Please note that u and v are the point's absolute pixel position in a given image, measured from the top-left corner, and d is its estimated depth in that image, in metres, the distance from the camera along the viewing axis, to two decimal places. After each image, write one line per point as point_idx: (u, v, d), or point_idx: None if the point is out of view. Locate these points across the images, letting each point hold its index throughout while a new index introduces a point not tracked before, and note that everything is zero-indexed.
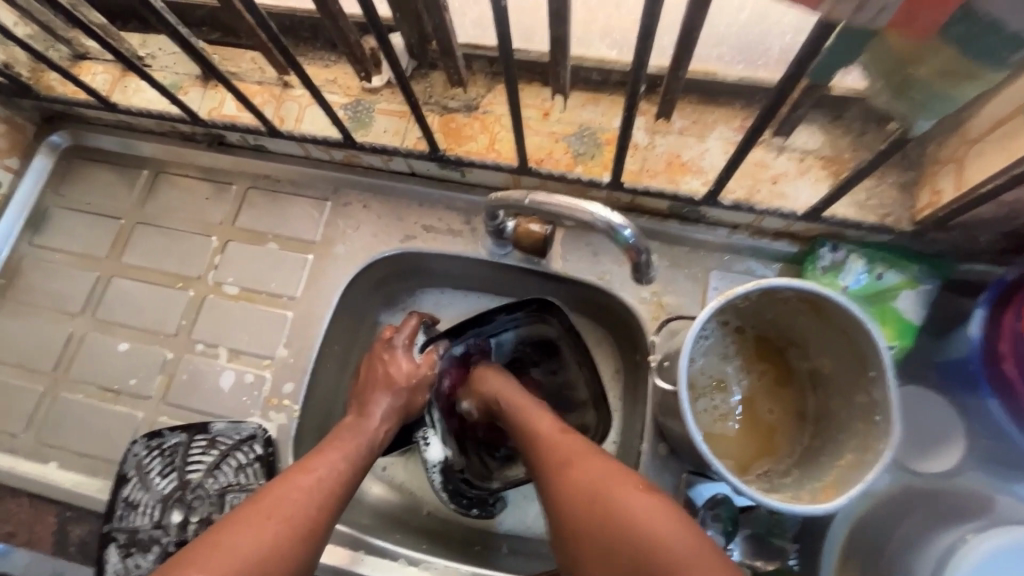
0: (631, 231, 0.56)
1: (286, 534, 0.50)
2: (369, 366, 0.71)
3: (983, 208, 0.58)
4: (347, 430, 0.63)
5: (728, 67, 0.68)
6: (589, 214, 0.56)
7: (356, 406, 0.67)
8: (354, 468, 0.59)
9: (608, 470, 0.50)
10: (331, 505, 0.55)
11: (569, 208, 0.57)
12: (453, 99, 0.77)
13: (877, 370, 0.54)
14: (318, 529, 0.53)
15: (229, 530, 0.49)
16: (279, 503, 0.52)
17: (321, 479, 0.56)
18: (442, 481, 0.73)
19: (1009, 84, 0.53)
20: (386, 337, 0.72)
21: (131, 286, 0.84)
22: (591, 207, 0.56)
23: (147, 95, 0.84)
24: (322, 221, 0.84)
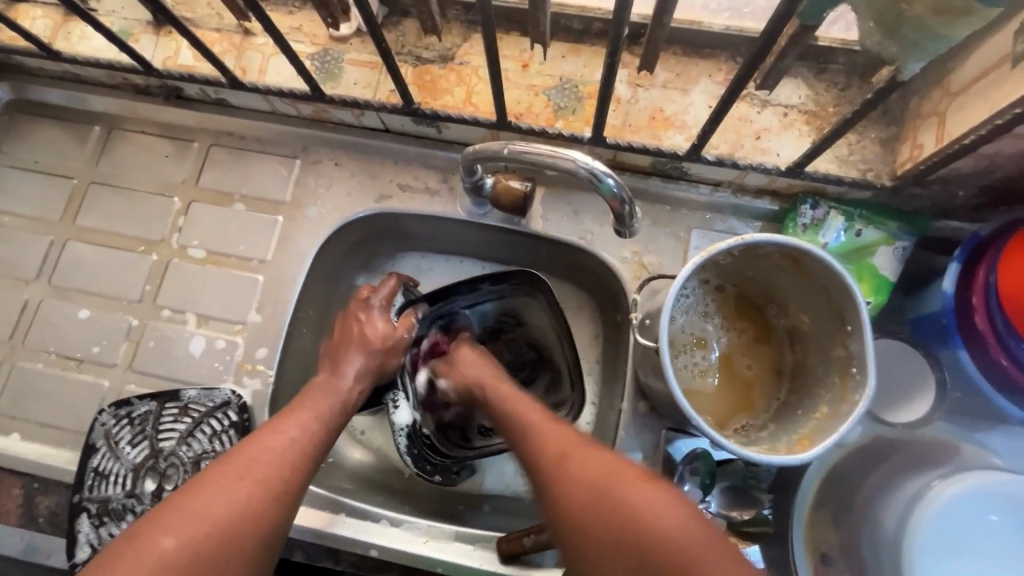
0: (615, 180, 0.55)
1: (260, 496, 0.49)
2: (341, 326, 0.69)
3: (962, 161, 0.57)
4: (319, 390, 0.62)
5: (713, 15, 0.66)
6: (572, 160, 0.54)
7: (329, 362, 0.66)
8: (327, 430, 0.58)
9: (612, 462, 0.47)
10: (304, 465, 0.54)
11: (550, 156, 0.55)
12: (427, 49, 0.73)
13: (854, 325, 0.55)
14: (295, 488, 0.52)
15: (198, 493, 0.47)
16: (252, 463, 0.50)
17: (293, 440, 0.54)
18: (408, 444, 0.73)
19: (995, 33, 0.52)
20: (359, 297, 0.71)
21: (90, 250, 0.80)
22: (573, 153, 0.54)
23: (93, 43, 0.78)
24: (292, 180, 0.80)
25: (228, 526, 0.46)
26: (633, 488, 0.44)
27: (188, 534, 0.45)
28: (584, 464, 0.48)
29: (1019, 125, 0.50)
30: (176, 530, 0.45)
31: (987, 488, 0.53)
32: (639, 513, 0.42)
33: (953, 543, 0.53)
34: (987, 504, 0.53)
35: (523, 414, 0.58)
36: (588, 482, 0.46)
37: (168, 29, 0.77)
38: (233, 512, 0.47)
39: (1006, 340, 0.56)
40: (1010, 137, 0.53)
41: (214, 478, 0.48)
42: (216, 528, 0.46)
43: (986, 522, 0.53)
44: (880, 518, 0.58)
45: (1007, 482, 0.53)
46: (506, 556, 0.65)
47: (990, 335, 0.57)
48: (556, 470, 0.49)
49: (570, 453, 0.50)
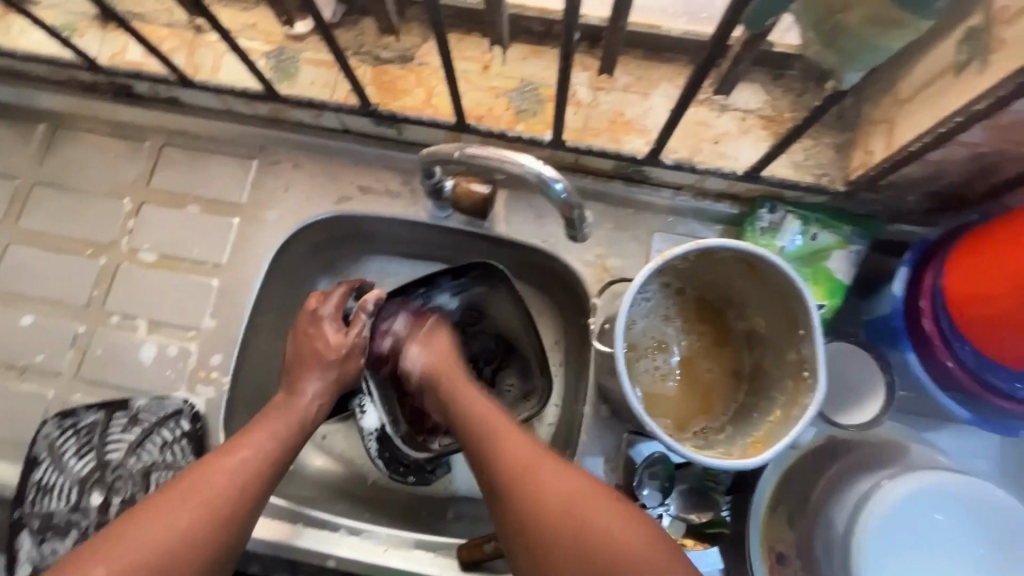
0: (563, 184, 0.54)
1: (203, 523, 0.48)
2: (293, 339, 0.66)
3: (910, 168, 0.59)
4: (278, 409, 0.60)
5: (672, 20, 0.66)
6: (523, 168, 0.54)
7: (286, 383, 0.63)
8: (285, 448, 0.56)
9: (581, 483, 0.51)
10: (257, 486, 0.52)
11: (500, 161, 0.54)
12: (386, 49, 0.71)
13: (806, 328, 0.56)
14: (244, 511, 0.51)
15: (139, 521, 0.48)
16: (196, 488, 0.50)
17: (245, 461, 0.53)
18: (379, 448, 0.74)
19: (937, 43, 0.53)
20: (306, 307, 0.67)
21: (34, 254, 0.76)
22: (522, 158, 0.54)
23: (35, 37, 0.74)
24: (248, 182, 0.78)
25: (167, 553, 0.47)
26: (604, 510, 0.49)
27: (125, 563, 0.45)
28: (553, 487, 0.50)
29: (961, 133, 0.52)
30: (115, 561, 0.45)
31: (932, 487, 0.54)
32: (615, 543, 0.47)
33: (898, 541, 0.54)
34: (932, 503, 0.54)
35: (484, 413, 0.58)
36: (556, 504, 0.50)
37: (115, 24, 0.74)
38: (179, 538, 0.47)
39: (953, 342, 0.58)
40: (953, 145, 0.54)
41: (157, 507, 0.48)
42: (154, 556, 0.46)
43: (932, 520, 0.54)
44: (832, 518, 0.58)
45: (950, 480, 0.55)
46: (467, 564, 0.65)
47: (936, 337, 0.58)
48: (524, 485, 0.51)
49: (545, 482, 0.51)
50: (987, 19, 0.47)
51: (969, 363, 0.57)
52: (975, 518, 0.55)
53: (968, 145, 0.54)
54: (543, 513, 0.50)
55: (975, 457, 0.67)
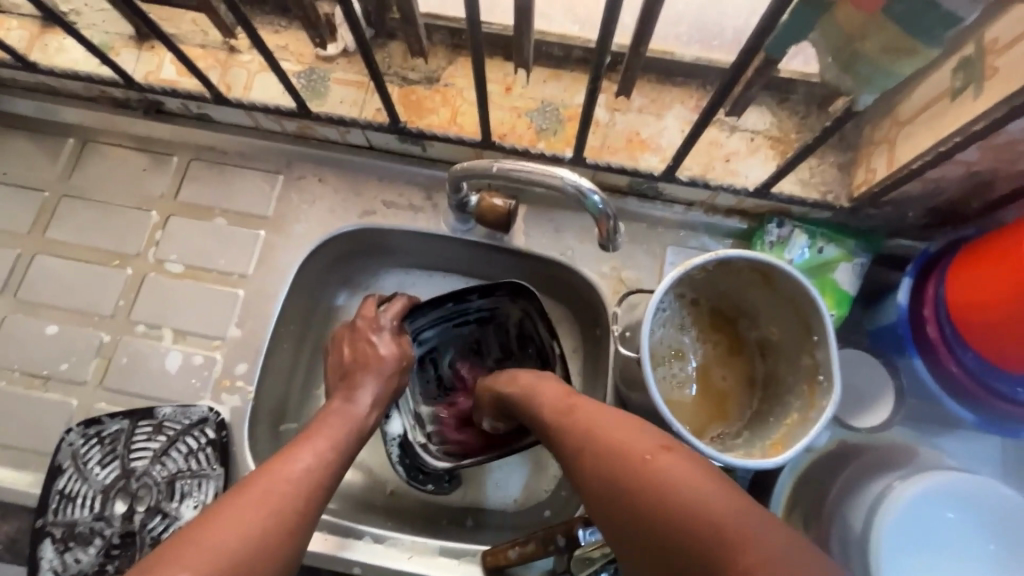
0: (600, 197, 0.58)
1: (276, 528, 0.48)
2: (350, 344, 0.70)
3: (910, 185, 0.63)
4: (335, 416, 0.61)
5: (685, 47, 0.71)
6: (561, 180, 0.57)
7: (344, 388, 0.65)
8: (339, 460, 0.57)
9: (638, 437, 0.45)
10: (317, 497, 0.53)
11: (538, 174, 0.58)
12: (413, 71, 0.75)
13: (820, 335, 0.59)
14: (305, 521, 0.51)
15: (210, 523, 0.46)
16: (267, 493, 0.50)
17: (307, 468, 0.54)
18: (400, 454, 0.75)
19: (934, 70, 0.58)
20: (364, 316, 0.71)
21: (60, 264, 0.77)
22: (560, 171, 0.57)
23: (71, 55, 0.77)
24: (274, 195, 0.80)
25: (241, 554, 0.44)
26: (672, 460, 0.41)
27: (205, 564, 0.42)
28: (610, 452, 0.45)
29: (959, 153, 0.56)
30: (187, 560, 0.43)
31: (944, 487, 0.57)
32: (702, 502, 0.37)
33: (915, 538, 0.57)
34: (945, 502, 0.57)
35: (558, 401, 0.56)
36: (616, 469, 0.44)
37: (151, 44, 0.77)
38: (245, 539, 0.46)
39: (955, 348, 0.61)
40: (951, 164, 0.58)
41: (228, 510, 0.47)
42: (229, 557, 0.44)
43: (944, 519, 0.57)
44: (848, 520, 0.60)
45: (962, 480, 0.57)
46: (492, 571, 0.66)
47: (940, 344, 0.62)
48: (584, 450, 0.48)
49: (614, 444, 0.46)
50: (980, 50, 0.52)
51: (971, 368, 0.61)
52: (983, 517, 0.57)
53: (966, 164, 0.58)
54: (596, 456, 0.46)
55: (981, 462, 0.69)
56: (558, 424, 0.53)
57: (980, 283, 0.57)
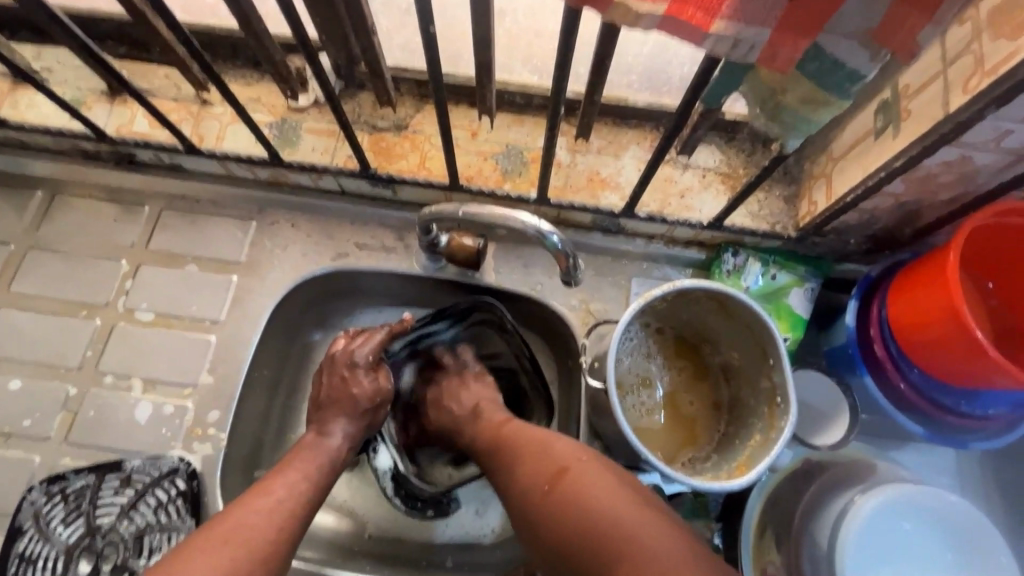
0: (559, 237, 0.61)
1: (246, 561, 0.48)
2: (326, 377, 0.69)
3: (848, 215, 0.68)
4: (307, 449, 0.62)
5: (637, 93, 0.76)
6: (521, 223, 0.60)
7: (313, 426, 0.66)
8: (317, 498, 0.58)
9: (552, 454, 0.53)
10: (290, 527, 0.53)
11: (501, 217, 0.60)
12: (383, 119, 0.78)
13: (775, 358, 0.62)
14: (278, 552, 0.51)
15: (179, 559, 0.47)
16: (237, 527, 0.50)
17: (281, 501, 0.54)
18: (395, 487, 0.75)
19: (859, 113, 0.63)
20: (342, 349, 0.70)
21: (26, 317, 0.76)
22: (521, 215, 0.60)
23: (42, 111, 0.78)
24: (247, 241, 0.81)
25: None
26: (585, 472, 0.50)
27: None
28: (537, 461, 0.53)
29: (886, 185, 0.61)
30: None
31: (900, 499, 0.59)
32: (593, 500, 0.47)
33: (873, 549, 0.59)
34: (900, 513, 0.59)
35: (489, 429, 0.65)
36: (532, 483, 0.52)
37: (123, 98, 0.79)
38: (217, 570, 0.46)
39: (901, 365, 0.66)
40: (882, 196, 0.63)
41: (198, 545, 0.48)
42: None
43: (900, 530, 0.59)
44: (815, 536, 0.63)
45: (916, 492, 0.59)
46: None
47: (887, 361, 0.66)
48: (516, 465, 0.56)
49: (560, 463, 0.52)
50: (896, 94, 0.57)
51: (917, 382, 0.65)
52: (937, 526, 0.60)
53: (894, 196, 0.63)
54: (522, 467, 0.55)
55: (936, 473, 0.73)
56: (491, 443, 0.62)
57: (913, 304, 0.62)
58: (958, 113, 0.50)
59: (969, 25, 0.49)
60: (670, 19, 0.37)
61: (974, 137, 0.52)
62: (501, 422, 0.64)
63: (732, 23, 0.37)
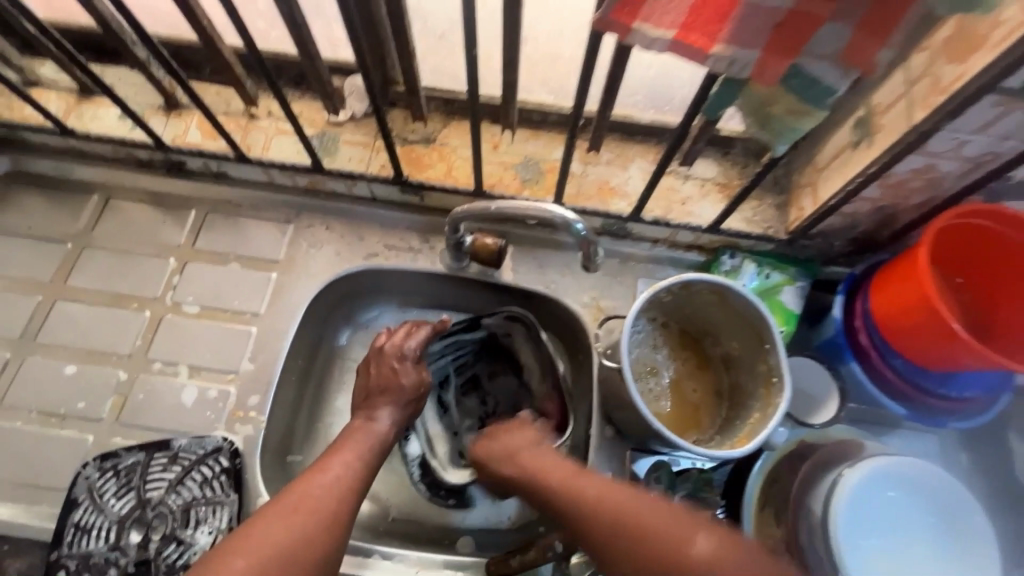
0: (584, 225, 0.68)
1: (315, 526, 0.55)
2: (375, 367, 0.75)
3: (832, 218, 0.76)
4: (357, 433, 0.68)
5: (642, 111, 0.85)
6: (550, 214, 0.67)
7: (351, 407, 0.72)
8: (366, 469, 0.64)
9: (650, 509, 0.54)
10: (350, 498, 0.60)
11: (532, 209, 0.67)
12: (413, 132, 0.87)
13: (771, 343, 0.69)
14: (342, 520, 0.58)
15: (255, 524, 0.54)
16: (305, 497, 0.57)
17: (340, 477, 0.61)
18: (422, 474, 0.80)
19: (839, 128, 0.72)
20: (389, 343, 0.76)
21: (81, 308, 0.83)
22: (551, 207, 0.67)
23: (105, 122, 0.86)
24: (285, 242, 0.88)
25: (286, 547, 0.53)
26: (689, 538, 0.51)
27: (254, 556, 0.51)
28: (635, 527, 0.53)
29: (863, 190, 0.69)
30: (243, 555, 0.51)
31: (885, 470, 0.65)
32: (704, 565, 0.49)
33: (862, 515, 0.65)
34: (885, 483, 0.65)
35: (556, 476, 0.61)
36: (639, 555, 0.52)
37: (179, 112, 0.87)
38: (290, 537, 0.53)
39: (883, 352, 0.73)
40: (861, 201, 0.71)
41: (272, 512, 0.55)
42: (276, 551, 0.52)
43: (886, 497, 0.65)
44: (808, 506, 0.68)
45: (898, 463, 0.66)
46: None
47: (871, 349, 0.74)
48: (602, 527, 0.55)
49: (644, 537, 0.52)
50: (869, 111, 0.66)
51: (898, 367, 0.72)
52: (919, 496, 0.66)
53: (872, 201, 0.71)
54: (618, 525, 0.54)
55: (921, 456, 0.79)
56: (556, 488, 0.60)
57: (892, 295, 0.69)
58: (921, 125, 0.58)
59: (928, 52, 0.58)
60: (678, 43, 0.45)
61: (936, 147, 0.61)
62: (569, 477, 0.60)
63: (729, 45, 0.45)
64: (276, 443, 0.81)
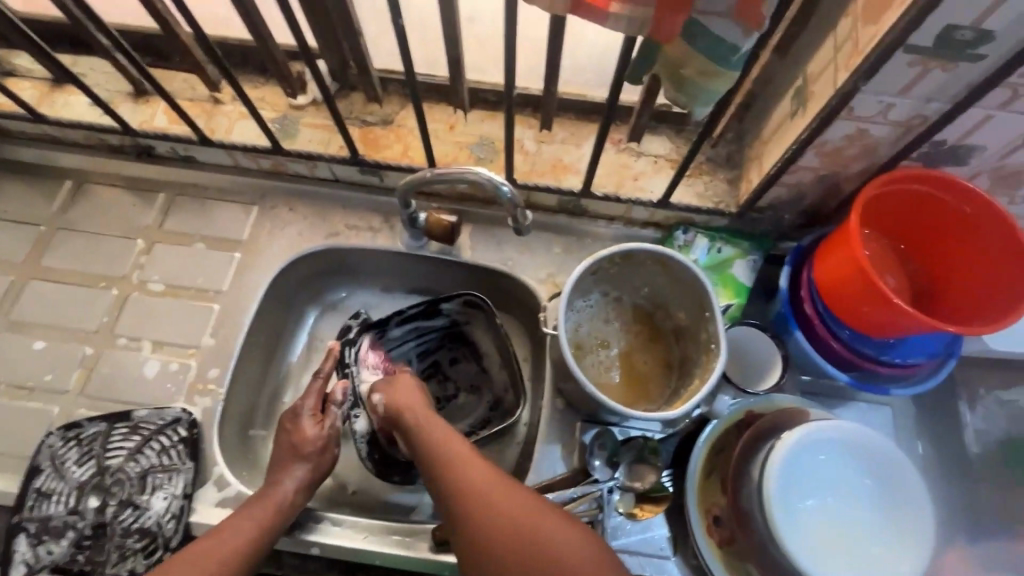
0: (510, 188, 0.70)
1: None
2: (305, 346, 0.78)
3: (777, 190, 0.77)
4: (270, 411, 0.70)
5: (594, 90, 0.86)
6: (478, 175, 0.69)
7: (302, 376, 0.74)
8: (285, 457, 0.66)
9: (523, 498, 0.58)
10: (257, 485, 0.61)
11: (460, 172, 0.69)
12: (372, 114, 0.89)
13: (711, 310, 0.71)
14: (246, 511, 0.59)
15: None
16: None
17: None
18: (370, 450, 0.80)
19: (779, 99, 0.73)
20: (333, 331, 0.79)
21: (51, 287, 0.86)
22: (478, 168, 0.69)
23: (76, 108, 0.89)
24: (249, 223, 0.91)
25: None
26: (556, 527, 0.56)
27: None
28: (511, 511, 0.56)
29: (801, 158, 0.70)
30: None
31: (818, 434, 0.66)
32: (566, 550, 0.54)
33: (794, 479, 0.65)
34: (816, 446, 0.66)
35: (444, 455, 0.63)
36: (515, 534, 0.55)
37: (146, 98, 0.90)
38: None
39: (827, 320, 0.73)
40: (801, 170, 0.72)
41: None
42: None
43: (817, 461, 0.66)
44: (747, 471, 0.69)
45: (829, 427, 0.66)
46: (439, 542, 0.69)
47: (815, 318, 0.74)
48: (481, 511, 0.57)
49: (521, 519, 0.56)
50: (803, 79, 0.67)
51: (843, 336, 0.73)
52: (852, 458, 0.66)
53: (812, 170, 0.72)
54: (495, 509, 0.57)
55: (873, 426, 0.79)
56: (444, 463, 0.62)
57: (829, 263, 0.70)
58: (844, 87, 0.59)
59: (850, 17, 0.59)
60: (580, 4, 0.46)
61: (863, 110, 0.61)
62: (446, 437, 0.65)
63: (626, 5, 0.46)
64: (237, 416, 0.83)
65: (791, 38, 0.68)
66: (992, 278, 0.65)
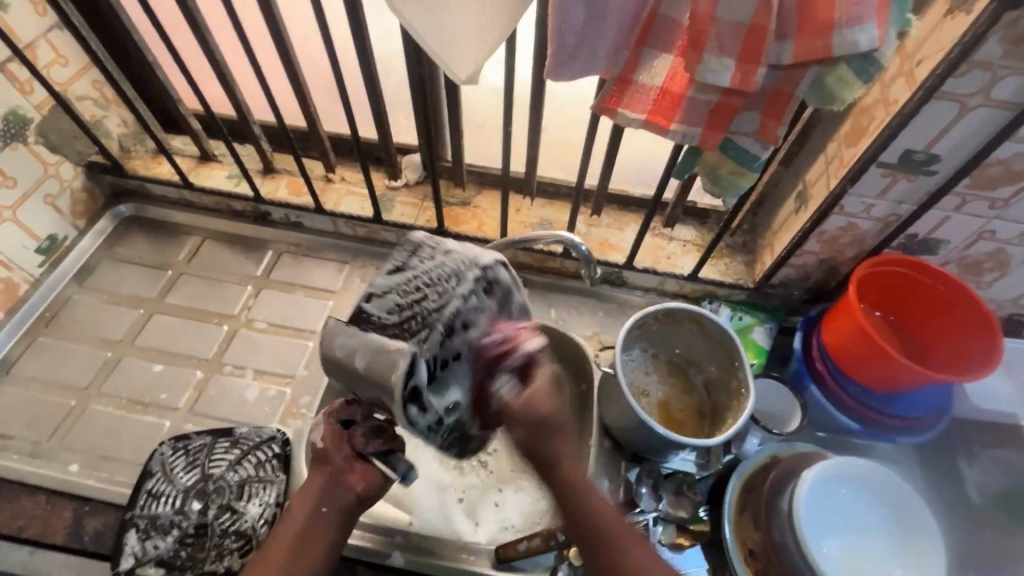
0: (586, 246, 0.85)
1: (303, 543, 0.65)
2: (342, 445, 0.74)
3: (787, 270, 0.94)
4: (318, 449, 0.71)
5: (634, 187, 1.07)
6: (561, 238, 0.85)
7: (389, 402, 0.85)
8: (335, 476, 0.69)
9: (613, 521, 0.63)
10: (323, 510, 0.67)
11: (545, 236, 0.85)
12: (454, 197, 1.10)
13: (739, 361, 0.85)
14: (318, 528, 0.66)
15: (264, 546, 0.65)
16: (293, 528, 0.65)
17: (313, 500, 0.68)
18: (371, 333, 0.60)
19: (785, 199, 0.93)
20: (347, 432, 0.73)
21: (172, 320, 1.01)
22: (563, 233, 0.84)
23: (214, 179, 1.10)
24: (342, 278, 1.08)
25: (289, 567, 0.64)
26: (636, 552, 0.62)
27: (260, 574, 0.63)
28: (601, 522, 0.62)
29: (806, 244, 0.88)
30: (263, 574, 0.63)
31: (838, 470, 0.77)
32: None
33: (817, 508, 0.76)
34: (835, 480, 0.77)
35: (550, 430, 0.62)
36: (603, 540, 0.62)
37: (272, 174, 1.11)
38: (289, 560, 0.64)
39: (836, 375, 0.87)
40: (806, 254, 0.90)
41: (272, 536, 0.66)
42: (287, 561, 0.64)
43: (837, 494, 0.77)
44: (777, 504, 0.78)
45: (849, 465, 0.77)
46: (501, 561, 0.79)
47: (826, 373, 0.87)
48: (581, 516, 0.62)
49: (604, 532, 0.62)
50: (804, 185, 0.87)
51: (850, 389, 0.86)
52: (865, 492, 0.78)
53: (815, 254, 0.90)
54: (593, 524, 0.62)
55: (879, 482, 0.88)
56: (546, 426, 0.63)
57: (836, 326, 0.85)
58: (837, 190, 0.78)
59: (836, 142, 0.80)
60: (649, 123, 0.65)
61: (851, 208, 0.81)
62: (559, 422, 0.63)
63: (682, 125, 0.65)
64: None
65: (792, 154, 0.89)
66: (967, 341, 0.82)
